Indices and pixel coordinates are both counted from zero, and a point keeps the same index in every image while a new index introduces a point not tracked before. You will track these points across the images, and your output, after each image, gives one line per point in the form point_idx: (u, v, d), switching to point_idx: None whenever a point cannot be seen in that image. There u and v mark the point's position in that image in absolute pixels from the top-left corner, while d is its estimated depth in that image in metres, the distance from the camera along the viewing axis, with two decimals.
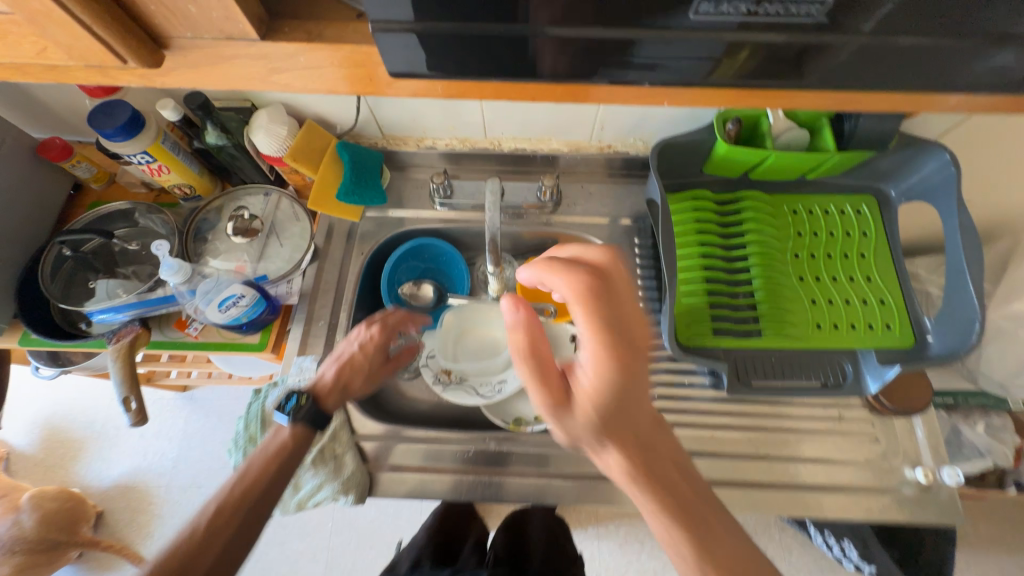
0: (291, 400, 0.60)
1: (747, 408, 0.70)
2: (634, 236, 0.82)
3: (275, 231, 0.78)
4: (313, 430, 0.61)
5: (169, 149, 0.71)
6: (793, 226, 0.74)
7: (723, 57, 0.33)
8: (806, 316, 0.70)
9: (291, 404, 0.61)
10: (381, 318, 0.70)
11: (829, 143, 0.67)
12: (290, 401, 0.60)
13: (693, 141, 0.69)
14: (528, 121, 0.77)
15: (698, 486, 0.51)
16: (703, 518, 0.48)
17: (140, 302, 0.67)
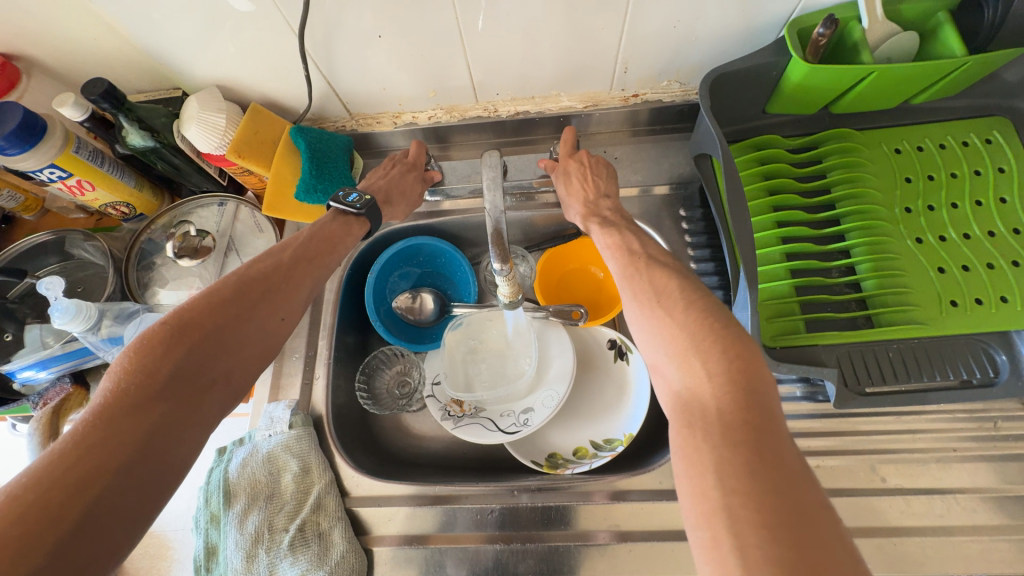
0: (354, 194, 0.54)
1: (862, 424, 0.52)
2: (678, 207, 0.65)
3: (233, 247, 0.64)
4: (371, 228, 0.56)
5: (86, 159, 0.57)
6: (899, 170, 0.55)
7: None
8: (935, 291, 0.50)
9: (352, 197, 0.55)
10: (418, 153, 0.63)
11: (952, 47, 0.48)
12: (352, 195, 0.54)
13: (754, 68, 0.51)
14: (529, 73, 0.59)
15: (653, 273, 0.45)
16: (656, 294, 0.42)
17: (68, 353, 0.54)
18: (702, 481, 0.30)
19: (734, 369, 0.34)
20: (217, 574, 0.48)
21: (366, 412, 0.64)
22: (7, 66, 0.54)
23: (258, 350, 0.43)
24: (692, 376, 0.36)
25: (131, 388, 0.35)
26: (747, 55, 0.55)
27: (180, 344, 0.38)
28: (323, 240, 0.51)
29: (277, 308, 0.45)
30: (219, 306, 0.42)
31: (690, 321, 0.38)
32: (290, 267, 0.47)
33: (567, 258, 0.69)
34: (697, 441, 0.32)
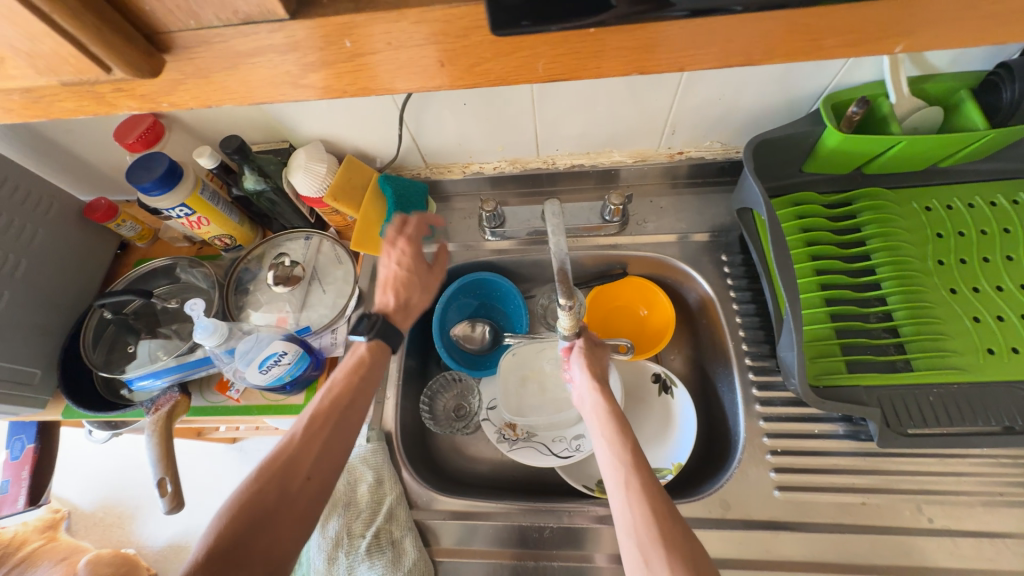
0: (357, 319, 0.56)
1: (907, 464, 0.54)
2: (719, 252, 0.70)
3: (317, 276, 0.72)
4: (387, 344, 0.57)
5: (207, 199, 0.67)
6: (930, 226, 0.60)
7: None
8: (972, 339, 0.54)
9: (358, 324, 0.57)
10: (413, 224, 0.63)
11: (975, 120, 0.53)
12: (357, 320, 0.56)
13: (793, 135, 0.58)
14: (586, 133, 0.67)
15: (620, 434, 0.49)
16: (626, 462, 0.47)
17: (179, 365, 0.62)
18: None
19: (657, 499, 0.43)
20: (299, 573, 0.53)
21: (427, 432, 0.69)
22: (156, 123, 0.64)
23: (318, 484, 0.48)
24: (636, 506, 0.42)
25: (228, 533, 0.42)
26: (785, 122, 0.62)
27: (260, 491, 0.45)
28: (373, 372, 0.55)
29: (308, 467, 0.47)
30: (290, 461, 0.47)
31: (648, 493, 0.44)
32: (324, 439, 0.49)
33: (614, 296, 0.75)
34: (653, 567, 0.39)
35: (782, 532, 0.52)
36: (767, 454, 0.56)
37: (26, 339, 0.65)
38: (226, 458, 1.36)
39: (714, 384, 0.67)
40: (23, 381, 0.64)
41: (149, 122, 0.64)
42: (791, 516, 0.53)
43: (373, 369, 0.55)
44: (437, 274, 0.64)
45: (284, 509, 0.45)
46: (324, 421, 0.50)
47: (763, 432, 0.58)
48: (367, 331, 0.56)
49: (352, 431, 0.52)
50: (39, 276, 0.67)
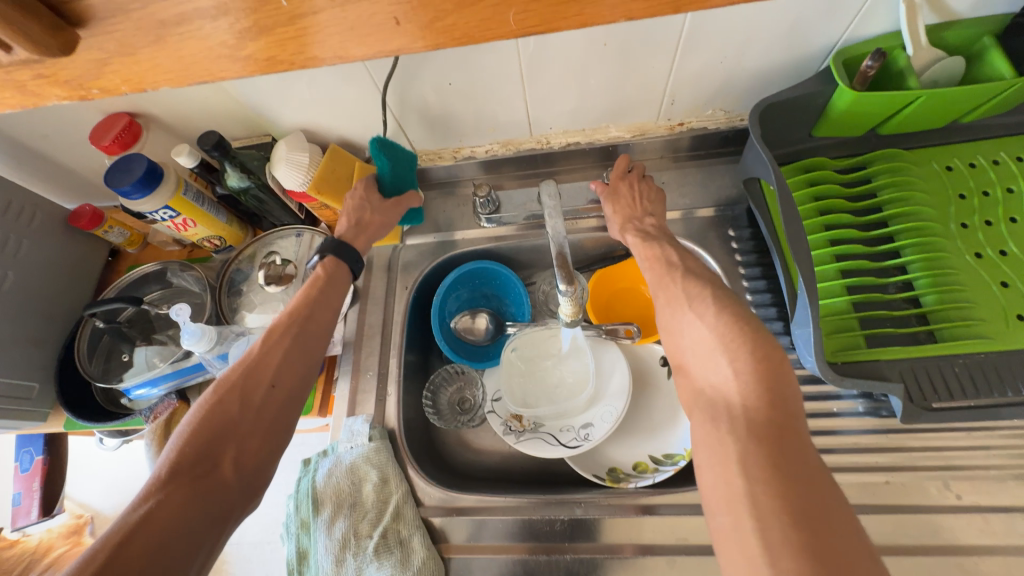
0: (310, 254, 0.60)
1: (931, 440, 0.51)
2: (726, 228, 0.67)
3: (310, 274, 0.70)
4: (343, 264, 0.59)
5: (192, 200, 0.65)
6: (952, 187, 0.56)
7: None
8: (999, 305, 0.51)
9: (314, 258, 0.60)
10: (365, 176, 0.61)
11: (1002, 67, 0.49)
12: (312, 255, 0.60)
13: (802, 96, 0.54)
14: (581, 108, 0.64)
15: (680, 288, 0.50)
16: (709, 323, 0.44)
17: (175, 372, 0.61)
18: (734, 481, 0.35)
19: (762, 369, 0.39)
20: None
21: (431, 427, 0.68)
22: (132, 123, 0.62)
23: (285, 392, 0.50)
24: (722, 377, 0.41)
25: (196, 441, 0.44)
26: (793, 84, 0.57)
27: (226, 401, 0.47)
28: (331, 288, 0.57)
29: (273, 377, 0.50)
30: (251, 372, 0.49)
31: (735, 348, 0.41)
32: (287, 349, 0.51)
33: (617, 278, 0.72)
34: (726, 447, 0.37)
35: None
36: None
37: (21, 353, 0.64)
38: None
39: None
40: (22, 396, 0.64)
41: (125, 123, 0.61)
42: None
43: (330, 288, 0.57)
44: (397, 208, 0.62)
45: (251, 416, 0.47)
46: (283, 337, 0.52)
47: None
48: (319, 250, 0.58)
49: (316, 343, 0.54)
50: (28, 288, 0.66)
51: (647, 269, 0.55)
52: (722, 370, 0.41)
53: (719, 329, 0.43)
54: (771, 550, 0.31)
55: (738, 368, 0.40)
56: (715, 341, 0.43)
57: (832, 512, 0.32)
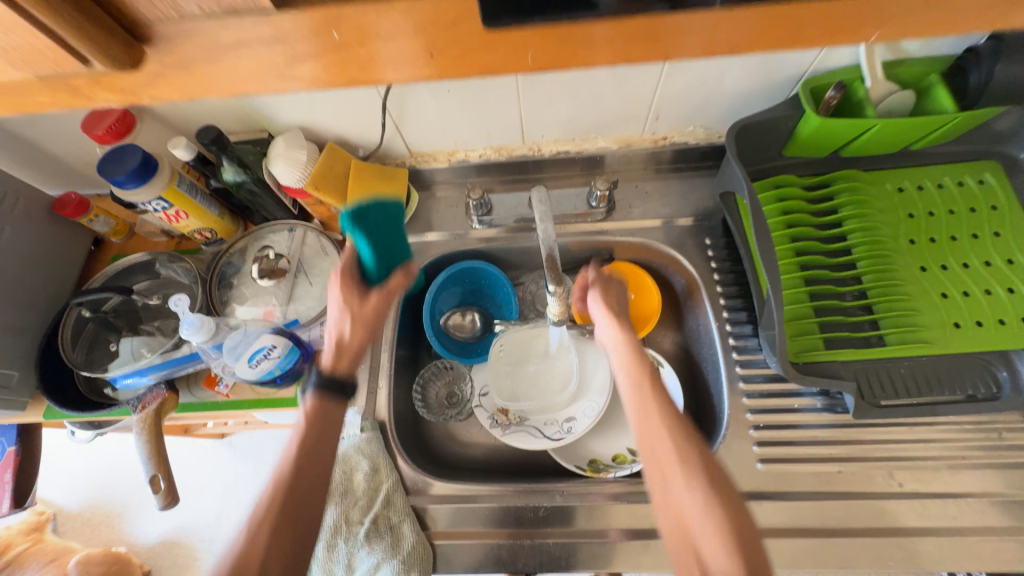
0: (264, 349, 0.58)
1: (879, 434, 0.57)
2: (703, 236, 0.71)
3: (303, 269, 0.71)
4: (353, 365, 0.50)
5: (185, 192, 0.65)
6: (902, 207, 0.62)
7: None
8: (939, 314, 0.57)
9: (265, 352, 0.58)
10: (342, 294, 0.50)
11: (945, 104, 0.55)
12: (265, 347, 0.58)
13: (773, 118, 0.59)
14: (571, 119, 0.67)
15: (659, 418, 0.44)
16: (644, 393, 0.46)
17: (165, 362, 0.61)
18: (691, 539, 0.38)
19: (679, 432, 0.42)
20: None
21: (419, 420, 0.70)
22: (127, 113, 0.62)
23: (307, 529, 0.43)
24: (656, 442, 0.43)
25: None
26: (766, 107, 0.62)
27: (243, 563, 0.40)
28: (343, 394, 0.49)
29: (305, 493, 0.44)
30: (269, 519, 0.42)
31: (668, 414, 0.44)
32: (312, 455, 0.45)
33: None
34: (679, 507, 0.40)
35: (763, 501, 0.55)
36: (749, 429, 0.59)
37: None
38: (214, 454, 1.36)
39: (700, 364, 0.69)
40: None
41: (119, 113, 0.61)
42: (772, 486, 0.56)
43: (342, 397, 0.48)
44: (381, 300, 0.50)
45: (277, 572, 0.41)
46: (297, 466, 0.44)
47: (745, 408, 0.60)
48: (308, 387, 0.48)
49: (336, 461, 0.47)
50: (8, 275, 0.65)
51: (625, 372, 0.49)
52: (656, 432, 0.43)
53: (648, 392, 0.46)
54: None
55: (669, 430, 0.43)
56: (646, 407, 0.45)
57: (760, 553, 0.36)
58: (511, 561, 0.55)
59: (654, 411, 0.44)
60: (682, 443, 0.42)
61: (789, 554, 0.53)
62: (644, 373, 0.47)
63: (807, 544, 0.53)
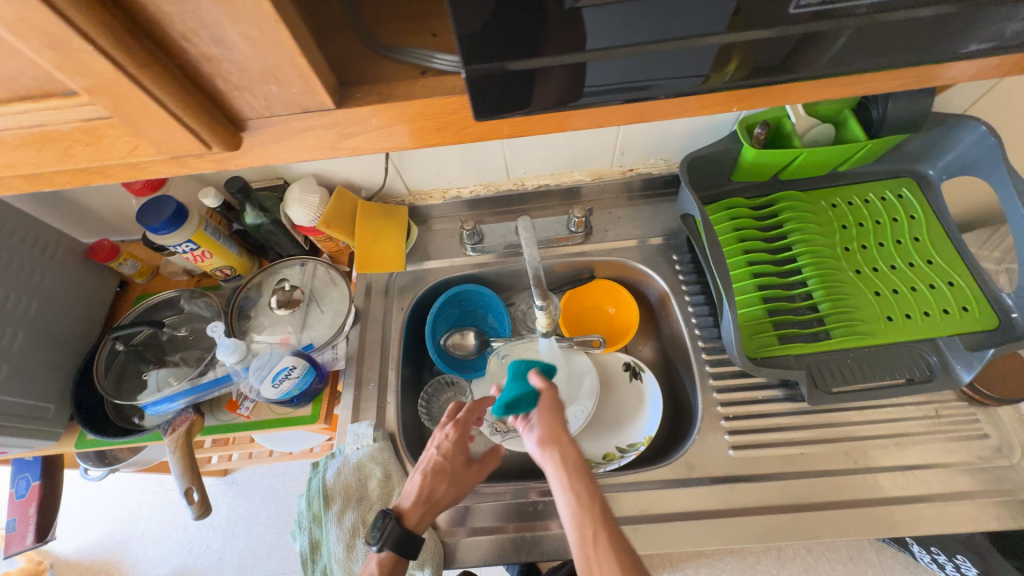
0: (282, 369, 0.64)
1: (834, 418, 0.64)
2: (671, 253, 0.81)
3: (315, 298, 0.78)
4: (402, 556, 0.54)
5: (210, 234, 0.73)
6: (837, 220, 0.72)
7: None
8: (874, 309, 0.66)
9: (280, 373, 0.64)
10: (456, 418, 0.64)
11: (857, 133, 0.66)
12: (282, 370, 0.64)
13: (718, 151, 0.69)
14: (547, 158, 0.78)
15: (605, 559, 0.46)
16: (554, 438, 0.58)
17: (193, 387, 0.67)
18: (597, 541, 0.48)
19: (579, 465, 0.55)
20: (321, 564, 0.59)
21: (425, 432, 0.76)
22: None
23: None
24: (565, 468, 0.55)
25: None
26: (713, 141, 0.73)
27: None
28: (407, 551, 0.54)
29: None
30: None
31: (569, 452, 0.56)
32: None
33: (585, 297, 0.85)
34: (583, 520, 0.50)
35: (736, 484, 0.62)
36: (721, 420, 0.66)
37: (38, 375, 0.68)
38: (216, 490, 1.38)
39: (676, 367, 0.76)
40: (36, 416, 0.68)
41: None
42: (743, 469, 0.62)
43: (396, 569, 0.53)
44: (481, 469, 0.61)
45: None
46: None
47: (717, 402, 0.67)
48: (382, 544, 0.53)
49: None
50: (47, 316, 0.71)
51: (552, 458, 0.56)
52: (563, 464, 0.55)
53: (560, 434, 0.58)
54: None
55: (572, 460, 0.55)
56: (560, 447, 0.57)
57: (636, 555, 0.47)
58: (515, 554, 0.60)
59: (564, 451, 0.57)
60: (580, 468, 0.54)
61: (762, 529, 0.59)
62: (556, 420, 0.60)
63: (776, 519, 0.59)
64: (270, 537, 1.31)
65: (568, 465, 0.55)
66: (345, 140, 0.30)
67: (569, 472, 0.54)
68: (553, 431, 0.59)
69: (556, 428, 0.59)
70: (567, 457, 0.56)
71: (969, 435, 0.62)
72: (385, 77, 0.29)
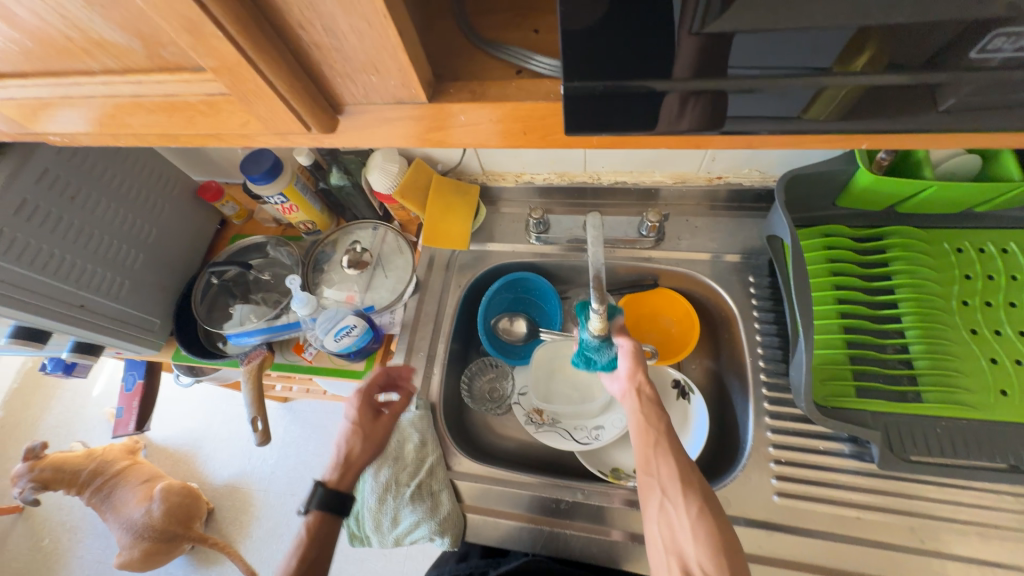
0: (344, 326, 0.69)
1: (906, 488, 0.57)
2: (748, 274, 0.75)
3: (381, 263, 0.83)
4: (330, 512, 0.61)
5: (299, 190, 0.79)
6: (959, 267, 0.62)
7: (813, 97, 0.27)
8: (985, 378, 0.57)
9: (341, 330, 0.69)
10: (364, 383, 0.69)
11: (1011, 171, 0.55)
12: (343, 327, 0.69)
13: (826, 171, 0.62)
14: (628, 155, 0.74)
15: (685, 516, 0.50)
16: (638, 399, 0.61)
17: (268, 327, 0.75)
18: (679, 502, 0.51)
19: (663, 428, 0.58)
20: (355, 508, 0.65)
21: (463, 407, 0.79)
22: None
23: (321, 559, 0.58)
24: (645, 429, 0.58)
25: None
26: (822, 158, 0.65)
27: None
28: (328, 518, 0.61)
29: (305, 560, 0.57)
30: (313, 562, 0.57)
31: (652, 413, 0.59)
32: (318, 545, 0.58)
33: (644, 304, 0.82)
34: (663, 480, 0.53)
35: (774, 532, 0.58)
36: (770, 462, 0.61)
37: (151, 294, 0.80)
38: (276, 414, 1.54)
39: (730, 395, 0.72)
40: (146, 328, 0.79)
41: None
42: (785, 519, 0.58)
43: (325, 530, 0.60)
44: (389, 419, 0.68)
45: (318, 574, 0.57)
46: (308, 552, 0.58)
47: (769, 442, 0.63)
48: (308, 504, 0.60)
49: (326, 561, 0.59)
50: (163, 243, 0.82)
51: (635, 418, 0.60)
52: (643, 424, 0.59)
53: (643, 394, 0.61)
54: (712, 549, 0.47)
55: (653, 421, 0.59)
56: (641, 407, 0.60)
57: (722, 517, 0.50)
58: (529, 543, 0.62)
59: (646, 410, 0.60)
60: (662, 430, 0.58)
61: None
62: (639, 377, 0.62)
63: None
64: (316, 465, 1.45)
65: (650, 423, 0.58)
66: (431, 133, 0.30)
67: (652, 432, 0.58)
68: (634, 389, 0.62)
69: (639, 387, 0.62)
70: (648, 417, 0.59)
71: None
72: (479, 74, 0.30)
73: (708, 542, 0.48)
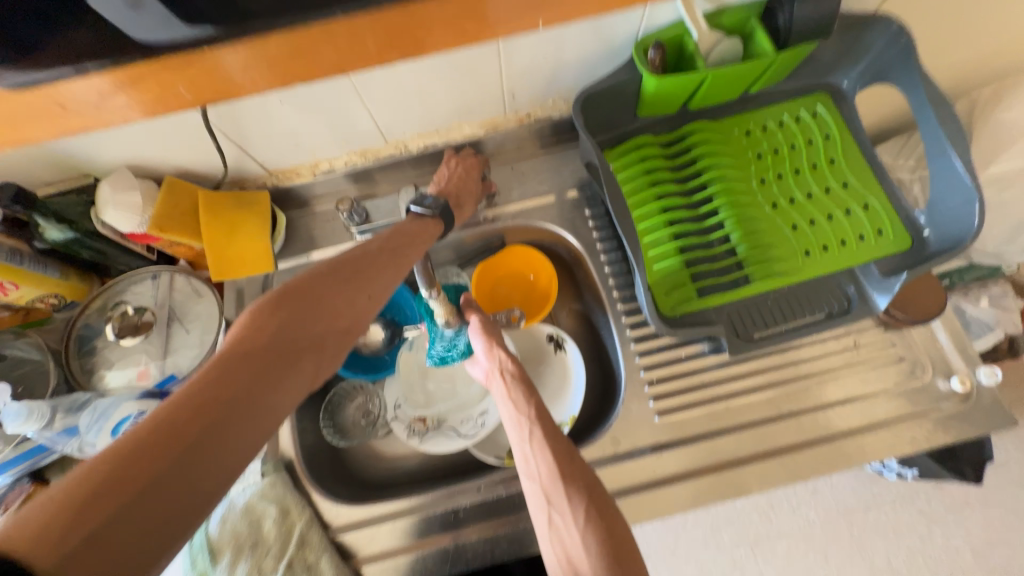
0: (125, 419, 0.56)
1: (759, 365, 0.61)
2: (584, 207, 0.72)
3: (174, 317, 0.65)
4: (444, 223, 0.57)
5: (4, 260, 0.56)
6: (751, 149, 0.65)
7: None
8: (792, 244, 0.61)
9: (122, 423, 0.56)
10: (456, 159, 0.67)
11: (764, 47, 0.57)
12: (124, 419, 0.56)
13: (616, 84, 0.59)
14: (425, 113, 0.65)
15: (573, 520, 0.45)
16: (508, 391, 0.56)
17: (23, 454, 0.56)
18: (563, 505, 0.46)
19: (540, 420, 0.52)
20: None
21: (336, 446, 0.68)
22: None
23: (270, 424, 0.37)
24: (520, 425, 0.53)
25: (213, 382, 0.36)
26: (611, 72, 0.63)
27: (231, 379, 0.36)
28: (403, 238, 0.52)
29: (97, 516, 0.29)
30: (252, 362, 0.38)
31: (525, 401, 0.54)
32: (170, 468, 0.31)
33: (502, 266, 0.75)
34: (546, 482, 0.48)
35: (665, 451, 0.58)
36: (645, 385, 0.61)
37: None
38: None
39: (600, 331, 0.71)
40: None
41: None
42: (672, 434, 0.59)
43: (409, 235, 0.52)
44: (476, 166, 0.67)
45: (250, 406, 0.36)
46: (291, 322, 0.41)
47: (640, 367, 0.63)
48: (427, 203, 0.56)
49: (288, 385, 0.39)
50: None
51: (509, 412, 0.54)
52: (518, 422, 0.53)
53: (511, 384, 0.56)
54: (602, 551, 0.42)
55: (526, 411, 0.53)
56: (513, 401, 0.55)
57: (609, 508, 0.46)
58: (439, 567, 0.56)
59: (518, 403, 0.54)
60: (537, 419, 0.52)
61: (692, 492, 0.57)
62: (500, 359, 0.57)
63: (706, 480, 0.57)
64: None
65: (524, 416, 0.53)
66: None
67: (528, 427, 0.52)
68: (500, 377, 0.57)
69: (504, 373, 0.56)
70: (521, 409, 0.54)
71: (885, 361, 0.62)
72: None
73: (597, 544, 0.43)
